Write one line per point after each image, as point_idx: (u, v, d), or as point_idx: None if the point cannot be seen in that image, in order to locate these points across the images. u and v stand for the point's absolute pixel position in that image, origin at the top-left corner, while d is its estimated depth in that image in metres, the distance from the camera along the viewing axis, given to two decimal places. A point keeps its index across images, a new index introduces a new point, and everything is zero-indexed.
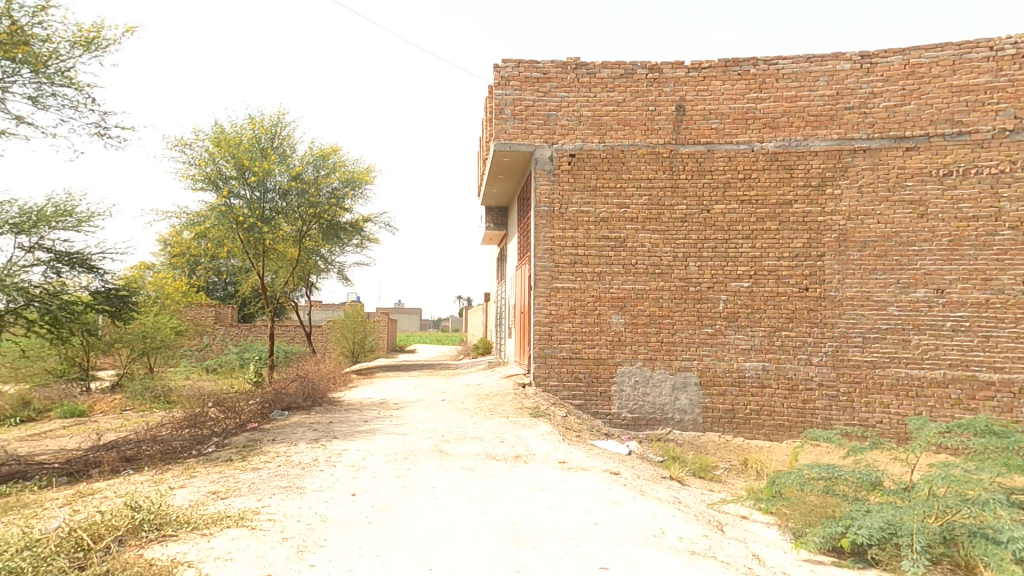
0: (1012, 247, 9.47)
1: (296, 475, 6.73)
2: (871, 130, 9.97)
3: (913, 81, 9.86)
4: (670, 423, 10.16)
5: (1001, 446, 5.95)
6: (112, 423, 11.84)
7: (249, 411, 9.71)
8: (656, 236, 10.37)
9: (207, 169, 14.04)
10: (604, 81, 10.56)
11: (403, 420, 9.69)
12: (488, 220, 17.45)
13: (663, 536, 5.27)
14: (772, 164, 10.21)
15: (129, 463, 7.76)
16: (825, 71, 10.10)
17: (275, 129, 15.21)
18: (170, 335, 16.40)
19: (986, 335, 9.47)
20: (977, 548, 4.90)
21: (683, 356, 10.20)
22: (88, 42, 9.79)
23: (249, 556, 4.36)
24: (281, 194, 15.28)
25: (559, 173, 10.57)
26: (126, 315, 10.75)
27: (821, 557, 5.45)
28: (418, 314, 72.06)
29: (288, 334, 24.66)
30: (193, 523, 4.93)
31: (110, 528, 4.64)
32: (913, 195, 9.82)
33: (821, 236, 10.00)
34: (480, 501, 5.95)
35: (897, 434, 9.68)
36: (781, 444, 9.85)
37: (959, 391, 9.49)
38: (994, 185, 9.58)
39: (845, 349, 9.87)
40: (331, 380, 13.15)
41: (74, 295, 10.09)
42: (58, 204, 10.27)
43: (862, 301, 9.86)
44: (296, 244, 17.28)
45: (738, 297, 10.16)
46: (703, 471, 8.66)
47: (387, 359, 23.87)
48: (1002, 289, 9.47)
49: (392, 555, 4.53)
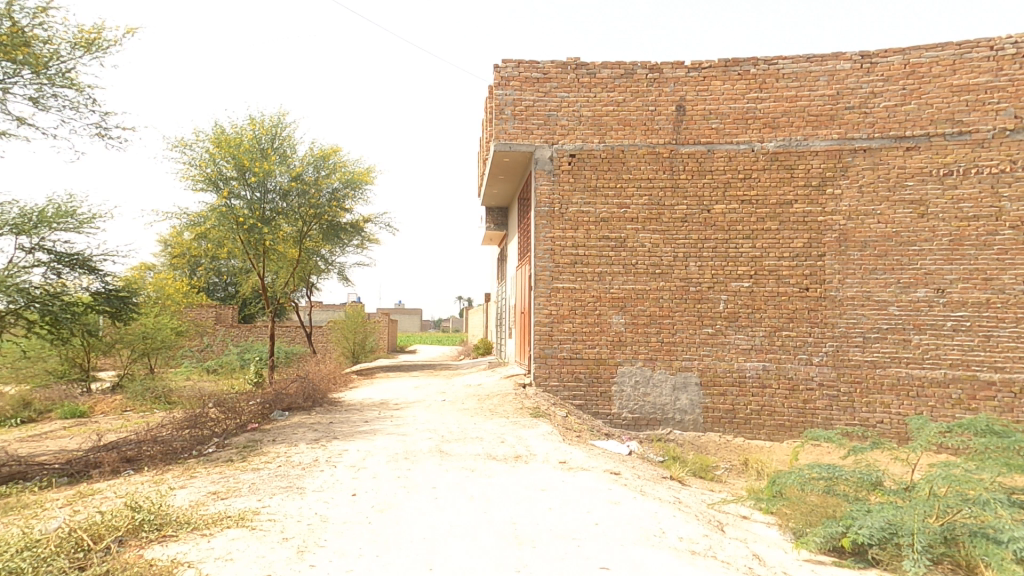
0: (1013, 246, 9.47)
1: (296, 475, 6.75)
2: (871, 129, 9.96)
3: (914, 81, 9.85)
4: (670, 424, 10.16)
5: (1002, 446, 5.93)
6: (112, 424, 11.84)
7: (250, 411, 9.72)
8: (655, 236, 10.37)
9: (207, 170, 14.05)
10: (604, 82, 10.56)
11: (403, 420, 9.71)
12: (488, 220, 17.46)
13: (664, 536, 5.28)
14: (773, 164, 10.21)
15: (129, 464, 7.77)
16: (825, 71, 10.10)
17: (276, 130, 15.22)
18: (170, 335, 16.41)
19: (987, 335, 9.47)
20: (978, 548, 4.90)
21: (683, 356, 10.20)
22: (89, 42, 9.81)
23: (249, 556, 4.36)
24: (280, 195, 15.27)
25: (559, 173, 10.57)
26: (127, 315, 10.75)
27: (822, 557, 5.44)
28: (418, 313, 72.20)
29: (288, 334, 24.67)
30: (193, 523, 4.93)
31: (110, 528, 4.65)
32: (914, 195, 9.82)
33: (822, 236, 10.00)
34: (480, 501, 5.95)
35: (898, 434, 9.67)
36: (781, 445, 9.84)
37: (960, 391, 9.49)
38: (994, 185, 9.58)
39: (845, 349, 9.87)
40: (331, 380, 13.15)
41: (74, 296, 10.10)
42: (59, 205, 10.27)
43: (863, 301, 9.86)
44: (296, 244, 17.25)
45: (738, 297, 10.15)
46: (703, 471, 8.65)
47: (387, 359, 24.37)
48: (1002, 288, 9.47)
49: (392, 555, 4.53)
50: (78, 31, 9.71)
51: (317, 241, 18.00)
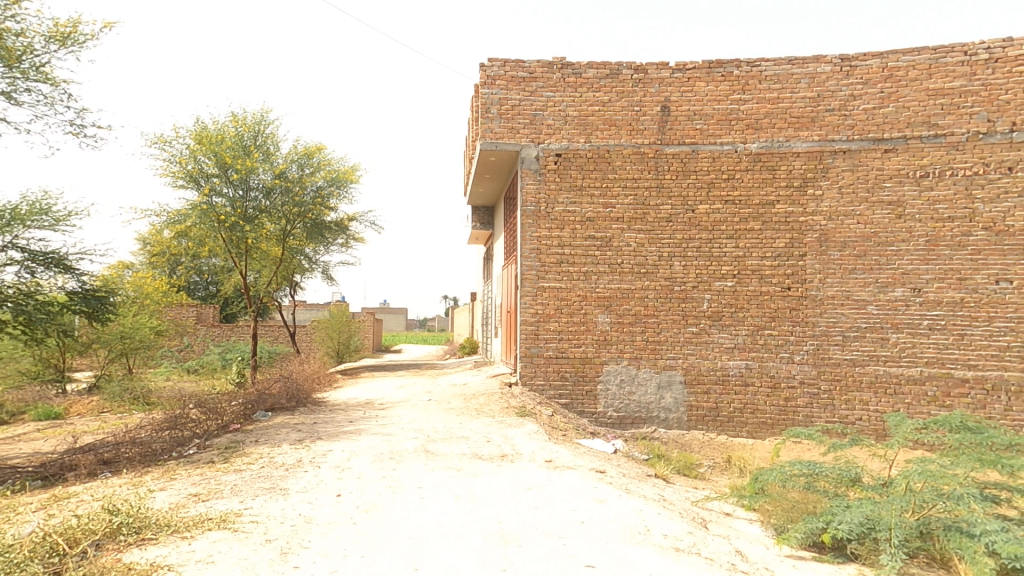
0: (986, 247, 9.69)
1: (279, 477, 6.67)
2: (851, 131, 10.12)
3: (891, 84, 10.05)
4: (655, 422, 10.24)
5: (975, 442, 6.04)
6: (88, 426, 11.59)
7: (232, 412, 9.61)
8: (641, 236, 10.44)
9: (188, 166, 13.85)
10: (590, 82, 10.61)
11: (388, 420, 9.63)
12: (475, 220, 17.44)
13: (649, 533, 5.32)
14: (756, 164, 10.32)
15: (107, 466, 7.66)
16: (806, 73, 10.25)
17: (259, 127, 14.97)
18: (149, 335, 16.13)
19: (961, 333, 9.70)
20: (952, 542, 5.07)
21: (668, 355, 10.27)
22: (64, 36, 9.63)
23: (231, 559, 4.31)
24: (264, 193, 15.04)
25: (546, 173, 10.60)
26: (104, 315, 10.48)
27: (802, 553, 5.54)
28: (403, 314, 71.95)
29: (272, 334, 24.40)
30: (173, 526, 4.87)
31: (87, 532, 4.58)
32: (891, 196, 10.01)
33: (803, 236, 10.15)
34: (466, 501, 5.94)
35: (876, 431, 9.85)
36: (763, 442, 9.97)
37: (935, 389, 9.71)
38: (968, 187, 9.80)
39: (826, 347, 10.01)
40: (315, 380, 13.00)
41: (48, 295, 9.88)
42: (33, 203, 10.08)
43: (843, 300, 10.02)
44: (280, 244, 17.05)
45: (722, 296, 10.25)
46: (687, 469, 8.73)
47: (373, 360, 23.88)
48: (975, 288, 9.69)
49: (377, 555, 4.52)
50: (53, 25, 9.54)
51: (301, 240, 17.81)
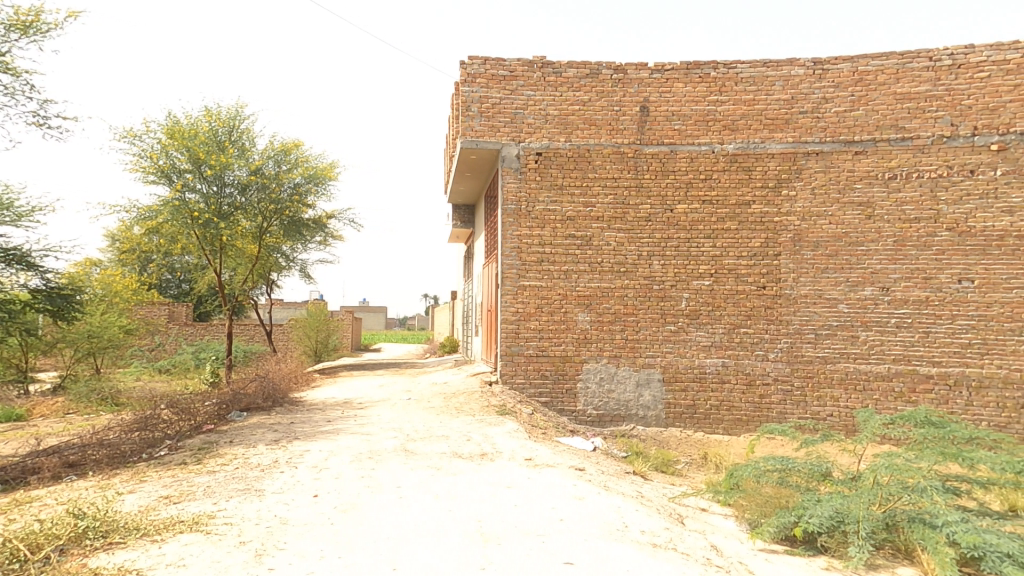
0: (950, 247, 9.99)
1: (255, 478, 6.56)
2: (824, 133, 10.33)
3: (862, 88, 10.28)
4: (634, 419, 10.34)
5: (939, 436, 6.22)
6: (53, 428, 11.25)
7: (206, 412, 9.42)
8: (621, 235, 10.51)
9: (159, 162, 13.50)
10: (570, 81, 10.64)
11: (367, 420, 9.54)
12: (454, 218, 17.34)
13: (627, 529, 5.37)
14: (733, 165, 10.47)
15: (73, 469, 7.45)
16: (780, 76, 10.43)
17: (234, 122, 14.63)
18: (118, 334, 15.70)
19: (926, 331, 9.99)
20: (916, 533, 5.21)
21: (647, 353, 10.38)
22: (25, 25, 9.30)
23: (203, 562, 4.23)
24: (239, 189, 14.73)
25: (526, 172, 10.60)
26: (71, 314, 10.13)
27: (775, 547, 5.65)
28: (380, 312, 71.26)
29: (248, 334, 24.01)
30: (143, 529, 4.75)
31: (51, 537, 4.47)
32: (862, 197, 10.25)
33: (778, 236, 10.34)
34: (445, 500, 5.92)
35: (846, 427, 10.09)
36: (739, 438, 10.15)
37: (902, 385, 9.98)
38: (933, 189, 10.08)
39: (799, 345, 10.22)
40: (292, 380, 12.81)
41: (10, 293, 9.55)
42: None
43: (815, 299, 10.23)
44: (255, 241, 16.76)
45: (699, 295, 10.39)
46: (666, 465, 8.83)
47: (353, 360, 22.96)
48: (940, 287, 9.98)
49: (355, 556, 4.48)
50: (13, 13, 9.22)
51: (277, 237, 17.53)
